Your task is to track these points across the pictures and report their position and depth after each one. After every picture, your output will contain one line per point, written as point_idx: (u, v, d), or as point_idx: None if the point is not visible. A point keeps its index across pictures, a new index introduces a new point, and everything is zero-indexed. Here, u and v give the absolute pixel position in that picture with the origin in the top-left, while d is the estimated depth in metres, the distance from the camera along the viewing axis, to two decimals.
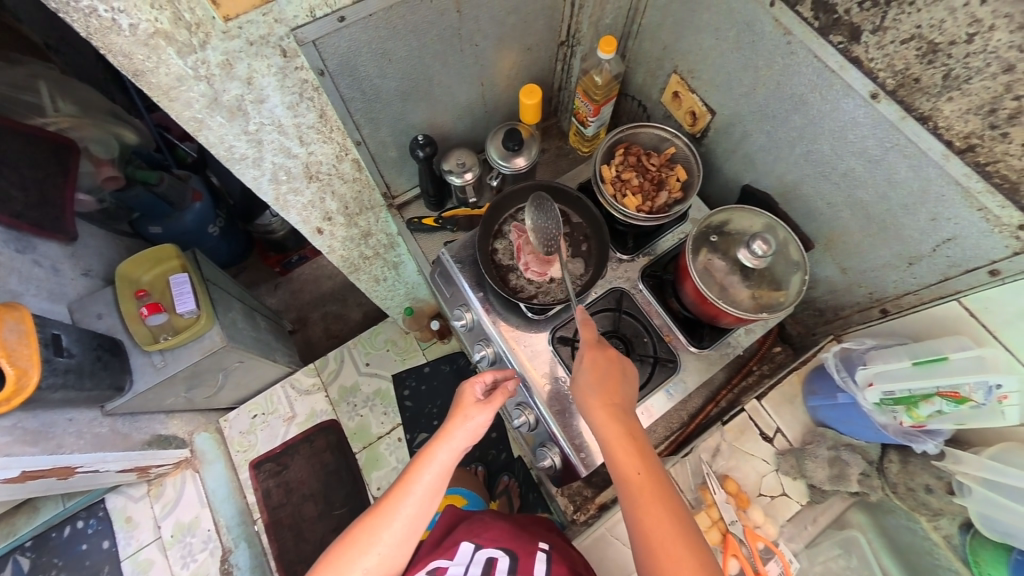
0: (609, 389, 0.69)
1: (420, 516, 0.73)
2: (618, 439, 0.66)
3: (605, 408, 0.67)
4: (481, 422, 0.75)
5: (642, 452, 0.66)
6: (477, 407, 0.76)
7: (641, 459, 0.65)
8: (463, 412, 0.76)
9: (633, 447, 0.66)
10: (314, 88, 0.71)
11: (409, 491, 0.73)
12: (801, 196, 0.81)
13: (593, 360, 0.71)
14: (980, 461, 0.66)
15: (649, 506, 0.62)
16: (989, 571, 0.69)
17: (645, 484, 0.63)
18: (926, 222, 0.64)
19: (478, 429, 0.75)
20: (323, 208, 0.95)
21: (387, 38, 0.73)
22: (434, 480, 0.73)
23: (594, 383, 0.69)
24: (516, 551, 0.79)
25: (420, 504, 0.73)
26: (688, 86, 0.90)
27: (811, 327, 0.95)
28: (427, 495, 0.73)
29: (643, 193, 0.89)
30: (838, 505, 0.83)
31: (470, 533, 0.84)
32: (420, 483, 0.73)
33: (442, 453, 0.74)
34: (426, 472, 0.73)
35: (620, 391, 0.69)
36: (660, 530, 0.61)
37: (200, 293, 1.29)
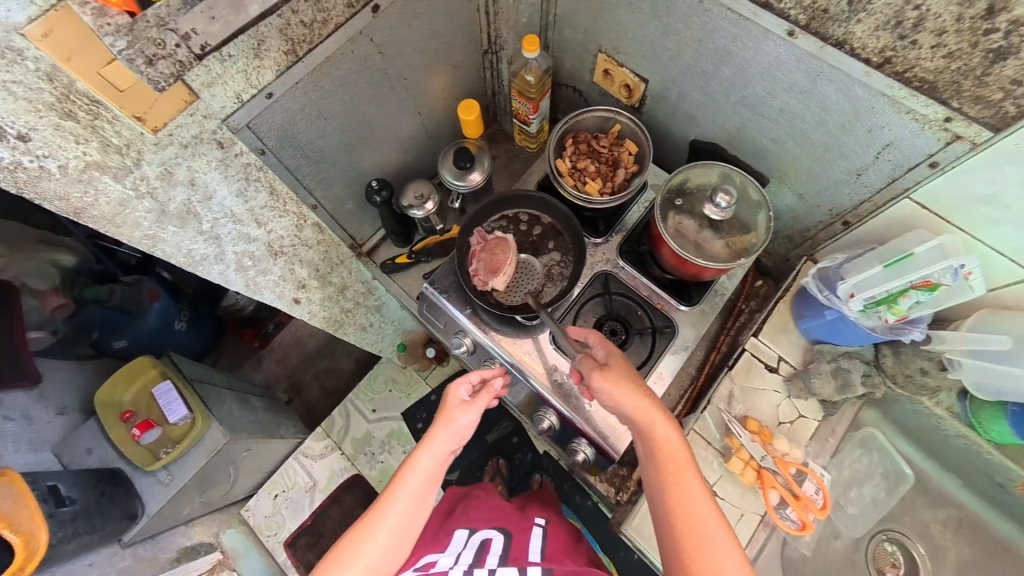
0: (638, 387, 0.69)
1: (406, 528, 0.69)
2: (651, 432, 0.67)
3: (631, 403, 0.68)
4: (465, 426, 0.75)
5: (677, 443, 0.66)
6: (458, 409, 0.76)
7: (675, 449, 0.66)
8: (446, 417, 0.76)
9: (666, 438, 0.66)
10: (258, 167, 0.70)
11: (394, 499, 0.69)
12: (747, 139, 0.85)
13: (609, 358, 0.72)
14: (962, 336, 0.74)
15: (685, 497, 0.63)
16: (990, 427, 0.77)
17: (680, 473, 0.64)
18: (865, 135, 0.70)
19: (460, 433, 0.75)
20: (295, 277, 0.92)
21: (319, 99, 0.72)
22: (419, 486, 0.71)
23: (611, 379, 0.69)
24: (510, 529, 0.79)
25: (407, 513, 0.69)
26: (616, 62, 0.93)
27: (784, 254, 1.01)
28: (413, 503, 0.70)
29: (602, 177, 0.92)
30: (850, 411, 0.88)
31: (463, 520, 0.82)
32: (405, 491, 0.70)
33: (426, 457, 0.72)
34: (410, 478, 0.71)
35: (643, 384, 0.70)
36: (694, 522, 0.61)
37: (188, 395, 1.24)
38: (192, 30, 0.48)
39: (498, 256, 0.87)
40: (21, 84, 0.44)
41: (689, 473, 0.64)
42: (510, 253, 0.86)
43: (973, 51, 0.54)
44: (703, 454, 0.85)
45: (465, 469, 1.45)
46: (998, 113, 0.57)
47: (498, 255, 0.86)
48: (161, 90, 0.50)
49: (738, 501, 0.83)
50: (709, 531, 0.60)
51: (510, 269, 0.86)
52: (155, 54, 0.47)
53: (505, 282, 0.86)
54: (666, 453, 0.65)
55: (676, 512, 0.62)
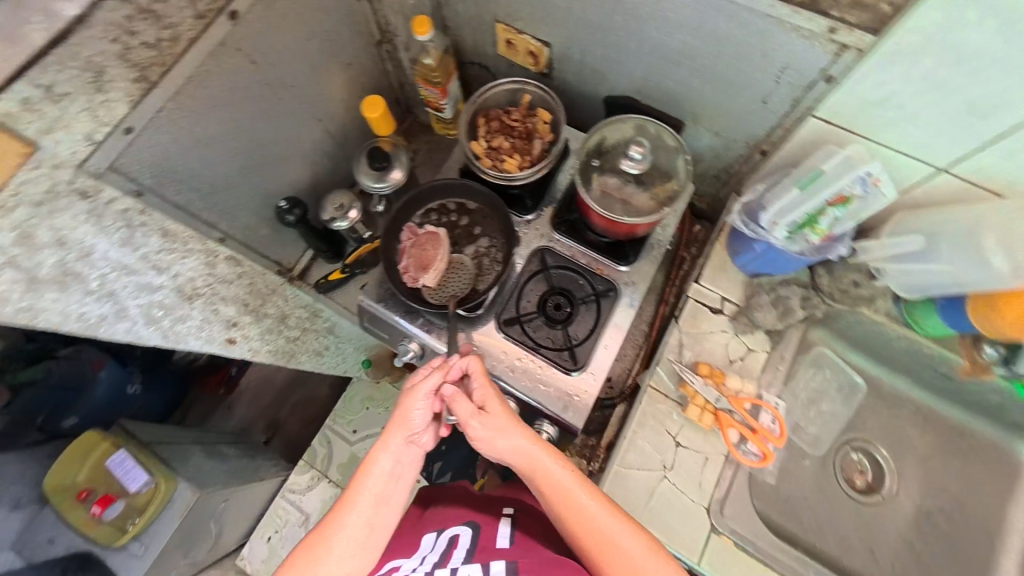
0: (497, 416, 0.63)
1: (369, 537, 0.57)
2: (519, 459, 0.61)
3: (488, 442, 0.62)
4: (424, 410, 0.63)
5: (549, 455, 0.61)
6: (413, 391, 0.64)
7: (547, 465, 0.61)
8: (401, 403, 0.64)
9: (536, 459, 0.61)
10: (140, 212, 0.64)
11: (350, 505, 0.58)
12: (655, 85, 0.84)
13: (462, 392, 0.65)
14: (882, 243, 0.78)
15: (573, 514, 0.58)
16: (926, 323, 0.80)
17: (558, 492, 0.59)
18: (761, 60, 0.69)
19: (420, 419, 0.63)
20: (222, 317, 0.86)
21: (194, 123, 0.67)
22: (379, 485, 0.59)
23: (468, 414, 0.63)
24: (484, 520, 0.66)
25: (367, 519, 0.58)
26: (515, 31, 0.89)
27: (716, 195, 1.01)
28: (373, 506, 0.58)
29: (518, 151, 0.90)
30: (796, 335, 0.89)
31: (433, 519, 0.70)
32: (364, 494, 0.59)
33: (383, 452, 0.61)
34: (367, 479, 0.59)
35: (505, 404, 0.64)
36: (592, 533, 0.57)
37: (147, 460, 1.17)
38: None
39: (428, 251, 0.84)
40: None
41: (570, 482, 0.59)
42: (440, 248, 0.84)
43: None
44: (662, 408, 0.83)
45: (457, 468, 1.43)
46: (876, 14, 0.57)
47: (427, 251, 0.84)
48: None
49: (702, 446, 0.81)
50: (609, 536, 0.56)
51: (440, 264, 0.83)
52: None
53: (435, 278, 0.83)
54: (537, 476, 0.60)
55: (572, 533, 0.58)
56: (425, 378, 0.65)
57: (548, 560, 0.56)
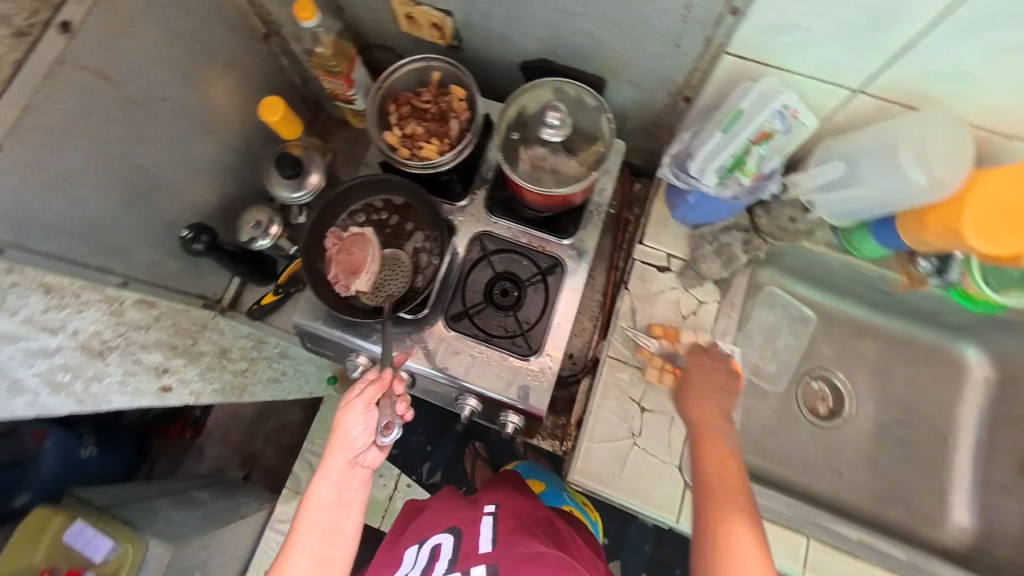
0: (711, 394, 0.70)
1: (321, 573, 0.53)
2: (707, 434, 0.64)
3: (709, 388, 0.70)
4: (363, 427, 0.57)
5: (727, 452, 0.62)
6: (347, 408, 0.57)
7: (716, 450, 0.62)
8: (337, 424, 0.57)
9: (716, 440, 0.64)
10: (7, 271, 0.56)
11: (296, 546, 0.54)
12: (567, 42, 0.79)
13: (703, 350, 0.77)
14: (809, 174, 0.76)
15: (723, 495, 0.57)
16: (859, 244, 0.82)
17: (718, 474, 0.59)
18: (665, 1, 0.65)
19: (359, 439, 0.57)
20: (147, 366, 0.79)
21: (47, 160, 0.58)
22: (324, 520, 0.55)
23: (710, 370, 0.73)
24: (461, 525, 0.69)
25: (316, 556, 0.54)
26: (414, 3, 0.82)
27: (651, 149, 0.98)
28: (321, 542, 0.54)
29: (435, 135, 0.84)
30: (744, 279, 0.87)
31: (413, 532, 0.74)
32: (308, 531, 0.54)
33: (323, 483, 0.56)
34: (310, 515, 0.55)
35: (702, 395, 0.70)
36: (733, 520, 0.55)
37: (108, 527, 1.09)
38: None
39: (356, 255, 0.78)
40: None
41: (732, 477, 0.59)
42: (369, 249, 0.78)
43: None
44: (621, 375, 0.83)
45: (445, 466, 1.40)
46: None
47: (355, 254, 0.78)
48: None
49: (667, 406, 0.81)
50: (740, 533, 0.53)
51: (371, 266, 0.78)
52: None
53: (369, 281, 0.78)
54: (714, 451, 0.62)
55: (713, 510, 0.56)
56: (360, 392, 0.58)
57: (517, 556, 0.59)
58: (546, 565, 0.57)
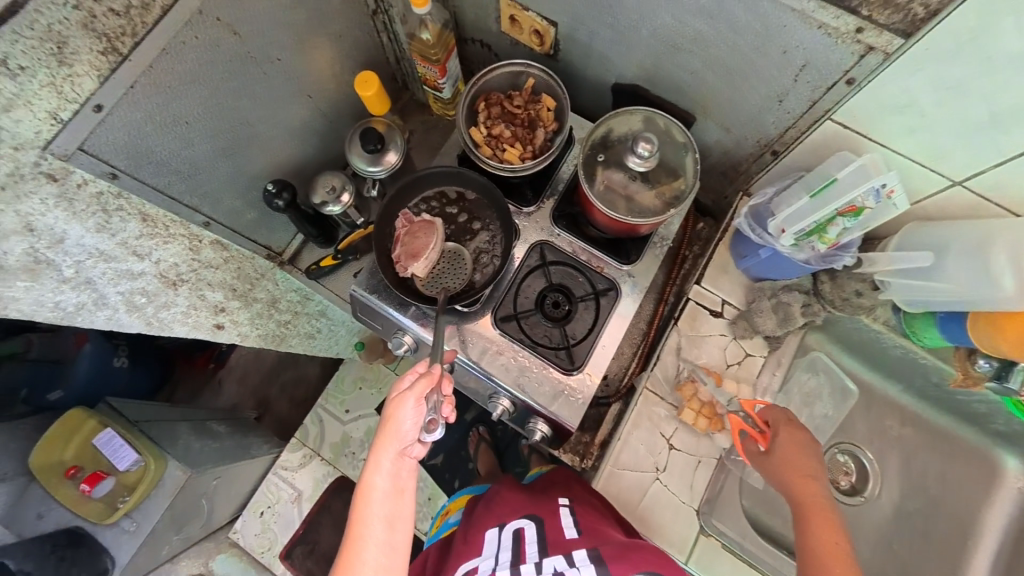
0: (803, 466, 0.69)
1: (389, 557, 0.58)
2: (816, 513, 0.65)
3: (811, 467, 0.69)
4: (412, 421, 0.59)
5: (834, 528, 0.63)
6: (396, 402, 0.60)
7: (833, 539, 0.62)
8: (387, 419, 0.60)
9: (829, 525, 0.64)
10: (116, 195, 0.60)
11: (362, 534, 0.58)
12: (666, 75, 0.79)
13: (785, 422, 0.73)
14: (889, 256, 0.76)
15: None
16: (923, 334, 0.79)
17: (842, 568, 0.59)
18: (780, 57, 0.65)
19: (409, 432, 0.60)
20: (208, 303, 0.84)
21: (169, 102, 0.61)
22: (385, 509, 0.58)
23: (800, 443, 0.71)
24: (543, 516, 0.75)
25: (383, 543, 0.58)
26: (520, 6, 0.83)
27: (722, 191, 0.98)
28: (385, 529, 0.58)
29: (520, 140, 0.86)
30: (795, 339, 0.90)
31: (489, 517, 0.78)
32: (372, 521, 0.58)
33: (378, 475, 0.59)
34: (370, 506, 0.58)
35: (794, 464, 0.69)
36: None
37: (136, 440, 1.16)
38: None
39: (420, 240, 0.81)
40: None
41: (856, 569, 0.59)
42: (433, 237, 0.80)
43: None
44: (656, 409, 0.86)
45: (449, 451, 1.43)
46: (908, 16, 0.53)
47: (419, 238, 0.81)
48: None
49: (695, 449, 0.85)
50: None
51: (431, 253, 0.80)
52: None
53: (426, 267, 0.80)
54: (833, 541, 0.62)
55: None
56: (409, 387, 0.60)
57: (621, 546, 0.65)
58: (646, 553, 0.65)
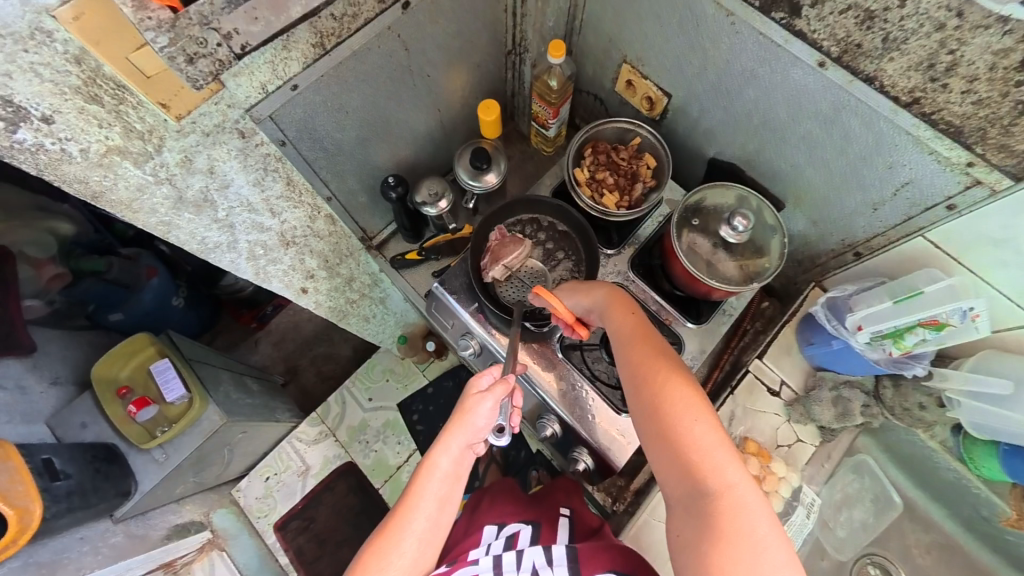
0: (653, 359, 0.61)
1: (433, 533, 0.61)
2: (662, 397, 0.57)
3: (651, 337, 0.64)
4: (487, 418, 0.64)
5: (683, 409, 0.56)
6: (477, 398, 0.64)
7: (670, 378, 0.58)
8: (464, 409, 0.64)
9: (662, 366, 0.60)
10: (277, 159, 0.68)
11: (416, 505, 0.60)
12: (765, 162, 0.84)
13: (622, 313, 0.67)
14: (966, 376, 0.76)
15: (694, 441, 0.54)
16: (982, 463, 0.79)
17: (682, 415, 0.55)
18: (884, 171, 0.69)
19: (482, 427, 0.64)
20: (304, 268, 0.91)
21: (341, 93, 0.69)
22: (442, 489, 0.62)
23: (642, 334, 0.64)
24: (541, 521, 0.84)
25: (431, 518, 0.61)
26: (640, 74, 0.91)
27: (792, 277, 0.99)
28: (437, 507, 0.61)
29: (619, 189, 0.91)
30: (847, 438, 0.90)
31: (492, 515, 0.87)
32: (427, 496, 0.61)
33: (444, 456, 0.62)
34: (429, 482, 0.61)
35: (646, 357, 0.61)
36: (715, 466, 0.53)
37: (187, 376, 1.24)
38: (235, 30, 0.48)
39: (506, 249, 0.87)
40: (49, 66, 0.43)
41: (697, 403, 0.56)
42: (518, 249, 0.87)
43: (1002, 101, 0.53)
44: None
45: None
46: (1021, 163, 0.56)
47: (506, 247, 0.87)
48: (198, 88, 0.50)
49: None
50: (735, 484, 0.52)
51: (514, 260, 0.87)
52: (195, 53, 0.47)
53: (501, 272, 0.87)
54: (667, 388, 0.57)
55: (705, 483, 0.52)
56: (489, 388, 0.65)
57: (595, 548, 0.72)
58: (614, 556, 0.70)
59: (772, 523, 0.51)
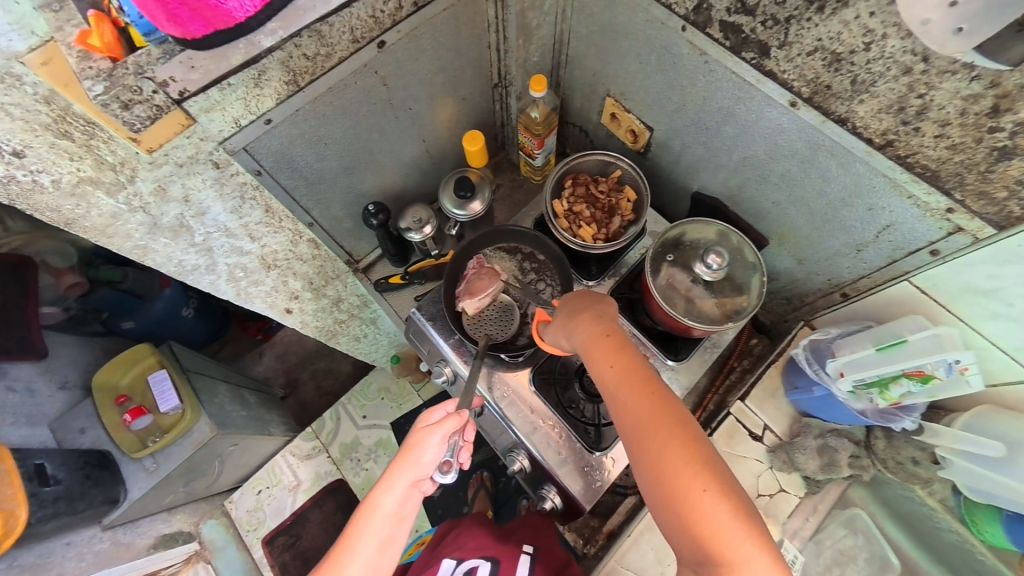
0: (653, 418, 0.54)
1: None
2: (665, 466, 0.51)
3: (646, 392, 0.56)
4: (433, 455, 0.63)
5: (690, 479, 0.50)
6: (422, 434, 0.63)
7: (672, 445, 0.52)
8: (411, 445, 0.63)
9: (664, 432, 0.53)
10: (255, 187, 0.71)
11: (353, 548, 0.60)
12: (748, 199, 0.82)
13: (611, 365, 0.58)
14: (955, 434, 0.71)
15: (703, 515, 0.49)
16: (986, 528, 0.74)
17: (688, 488, 0.50)
18: (865, 213, 0.66)
19: (427, 465, 0.63)
20: (287, 289, 0.95)
21: (319, 126, 0.71)
22: (382, 531, 0.61)
23: (636, 385, 0.56)
24: (501, 556, 0.82)
25: (371, 561, 0.60)
26: (623, 107, 0.91)
27: (782, 315, 0.95)
28: (377, 550, 0.60)
29: (597, 222, 0.91)
30: (836, 489, 0.85)
31: (452, 547, 0.86)
32: (367, 538, 0.60)
33: (387, 497, 0.61)
34: (371, 523, 0.61)
35: (644, 416, 0.54)
36: (726, 542, 0.48)
37: (182, 387, 1.27)
38: (170, 77, 0.49)
39: (482, 282, 0.86)
40: (19, 106, 0.46)
41: (702, 471, 0.51)
42: (494, 283, 0.86)
43: (977, 147, 0.51)
44: None
45: (448, 487, 1.43)
46: (1003, 211, 0.53)
47: (479, 280, 0.86)
48: (136, 132, 0.52)
49: None
50: (747, 559, 0.47)
51: (486, 297, 0.85)
52: (130, 99, 0.49)
53: (474, 306, 0.85)
54: (671, 457, 0.52)
55: (715, 559, 0.48)
56: (437, 423, 0.64)
57: None
58: None
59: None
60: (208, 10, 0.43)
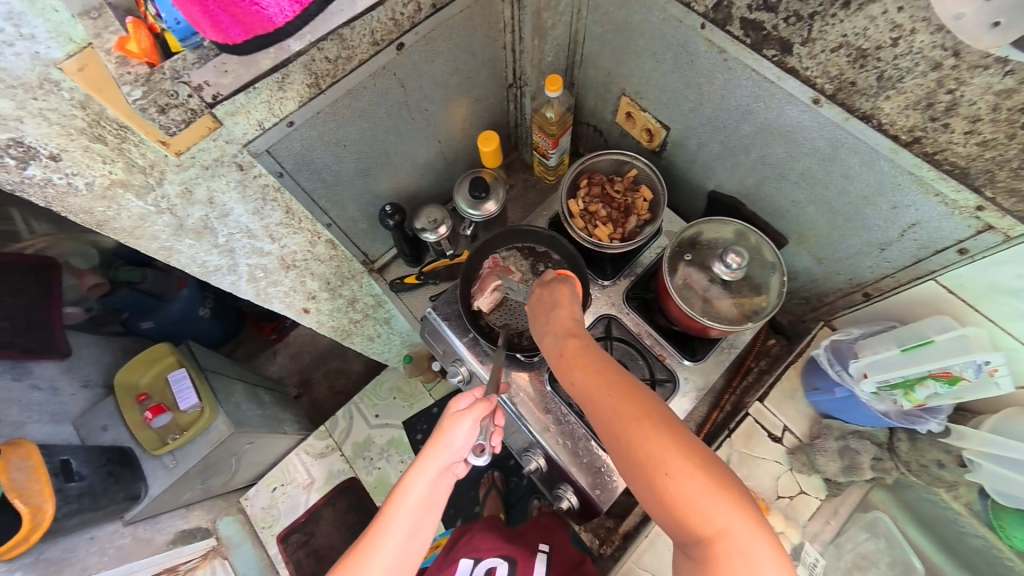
0: (618, 405, 0.55)
1: (402, 561, 0.60)
2: (634, 450, 0.52)
3: (608, 382, 0.56)
4: (465, 439, 0.64)
5: (657, 458, 0.50)
6: (454, 419, 0.65)
7: (638, 429, 0.52)
8: (443, 429, 0.64)
9: (630, 418, 0.53)
10: (276, 189, 0.72)
11: (386, 530, 0.60)
12: (766, 197, 0.82)
13: (574, 363, 0.60)
14: (981, 436, 0.70)
15: (677, 493, 0.49)
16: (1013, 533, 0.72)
17: (658, 469, 0.50)
18: (888, 211, 0.65)
19: (459, 449, 0.64)
20: (305, 289, 0.96)
21: (338, 127, 0.72)
22: (415, 514, 0.61)
23: (599, 376, 0.57)
24: (517, 555, 0.83)
25: (401, 545, 0.59)
26: (638, 106, 0.91)
27: (800, 314, 0.94)
28: (408, 534, 0.60)
29: (612, 222, 0.91)
30: (856, 492, 0.84)
31: (466, 549, 0.86)
32: (399, 521, 0.60)
33: (420, 479, 0.61)
34: (403, 505, 0.61)
35: (609, 405, 0.55)
36: (704, 516, 0.48)
37: (200, 386, 1.29)
38: (204, 82, 0.50)
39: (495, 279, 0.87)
40: (56, 111, 0.48)
41: (670, 449, 0.51)
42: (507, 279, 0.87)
43: (1009, 143, 0.50)
44: None
45: (460, 486, 1.44)
46: None
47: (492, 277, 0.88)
48: (168, 134, 0.53)
49: None
50: (727, 528, 0.47)
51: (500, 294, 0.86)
52: (166, 104, 0.50)
53: (487, 302, 0.87)
54: (637, 439, 0.52)
55: (695, 534, 0.48)
56: (467, 408, 0.66)
57: None
58: None
59: (773, 553, 0.47)
60: (248, 15, 0.43)
